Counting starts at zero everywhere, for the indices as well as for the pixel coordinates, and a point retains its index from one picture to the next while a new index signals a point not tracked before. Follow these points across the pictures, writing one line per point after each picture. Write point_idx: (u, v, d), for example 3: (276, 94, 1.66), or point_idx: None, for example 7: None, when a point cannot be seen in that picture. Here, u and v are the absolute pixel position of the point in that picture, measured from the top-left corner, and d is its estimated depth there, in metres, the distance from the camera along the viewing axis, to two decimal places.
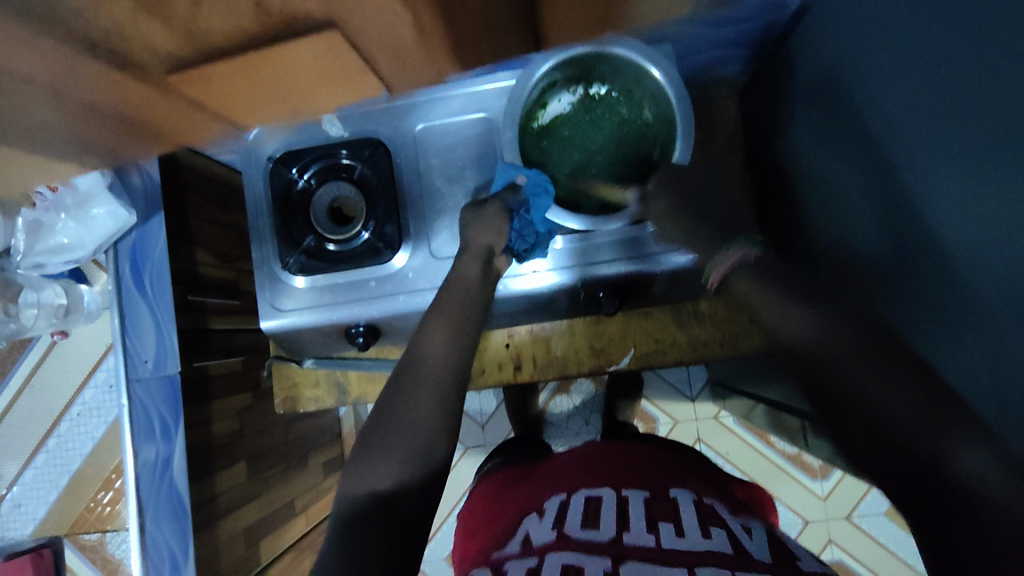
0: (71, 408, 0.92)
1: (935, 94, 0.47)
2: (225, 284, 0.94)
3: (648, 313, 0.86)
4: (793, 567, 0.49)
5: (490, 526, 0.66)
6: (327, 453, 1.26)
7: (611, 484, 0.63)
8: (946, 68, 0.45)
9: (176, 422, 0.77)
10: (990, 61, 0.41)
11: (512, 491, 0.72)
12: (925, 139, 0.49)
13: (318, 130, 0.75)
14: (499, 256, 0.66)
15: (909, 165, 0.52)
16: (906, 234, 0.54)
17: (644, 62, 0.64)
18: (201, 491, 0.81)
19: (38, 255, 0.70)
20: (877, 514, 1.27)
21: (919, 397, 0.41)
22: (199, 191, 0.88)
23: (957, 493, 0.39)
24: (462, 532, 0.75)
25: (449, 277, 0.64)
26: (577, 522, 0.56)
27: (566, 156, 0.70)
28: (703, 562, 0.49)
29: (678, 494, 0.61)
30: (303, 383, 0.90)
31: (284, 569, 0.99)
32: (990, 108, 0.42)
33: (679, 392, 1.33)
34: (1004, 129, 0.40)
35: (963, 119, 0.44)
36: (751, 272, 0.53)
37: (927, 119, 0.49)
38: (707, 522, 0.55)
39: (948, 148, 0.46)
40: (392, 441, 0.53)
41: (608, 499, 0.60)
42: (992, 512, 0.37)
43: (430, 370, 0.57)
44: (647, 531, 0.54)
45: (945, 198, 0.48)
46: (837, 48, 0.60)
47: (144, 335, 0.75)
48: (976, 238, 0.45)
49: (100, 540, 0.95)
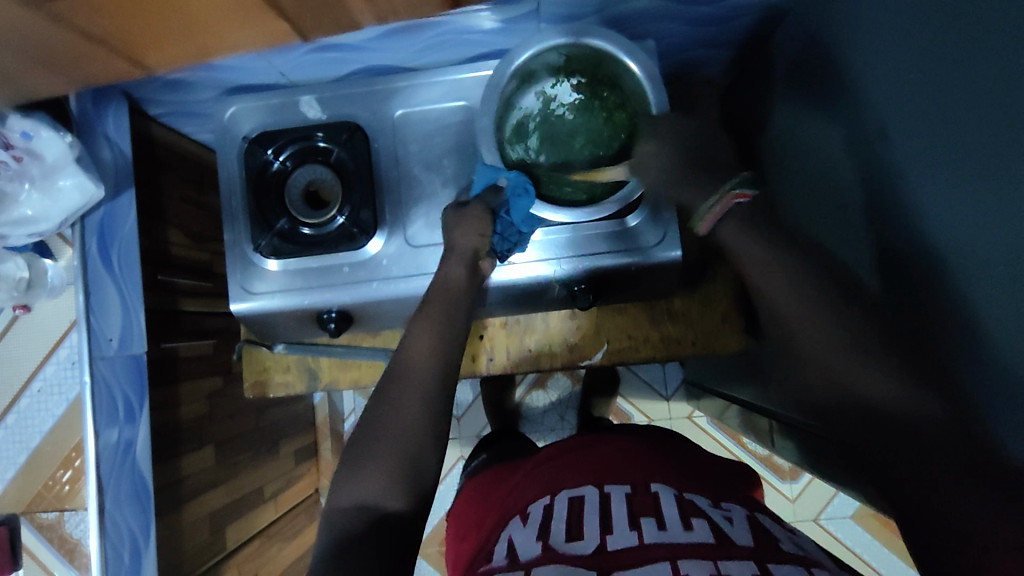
0: (31, 385, 0.90)
1: (908, 100, 0.48)
2: (197, 266, 0.93)
3: (623, 309, 0.86)
4: (771, 548, 0.51)
5: (481, 531, 0.66)
6: (300, 441, 1.25)
7: (595, 481, 0.64)
8: (920, 74, 0.47)
9: (141, 401, 0.74)
10: (960, 67, 0.42)
11: (497, 490, 0.73)
12: (895, 144, 0.50)
13: (295, 113, 0.76)
14: (485, 259, 0.66)
15: (881, 169, 0.53)
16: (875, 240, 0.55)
17: (620, 53, 0.64)
18: (164, 474, 0.80)
19: (2, 227, 0.66)
20: (843, 517, 1.28)
21: (895, 371, 0.45)
22: (174, 170, 0.87)
23: (918, 451, 0.43)
24: (450, 531, 0.76)
25: (436, 280, 0.64)
26: (563, 531, 0.56)
27: (545, 150, 0.71)
28: (683, 555, 0.50)
29: (660, 488, 0.62)
30: (273, 368, 0.88)
31: (250, 555, 0.99)
32: (958, 112, 0.43)
33: (654, 390, 1.34)
34: (967, 135, 0.42)
35: (931, 126, 0.46)
36: (745, 221, 0.54)
37: (898, 124, 0.50)
38: (688, 514, 0.56)
39: (911, 155, 0.48)
40: (379, 445, 0.54)
41: (591, 499, 0.60)
42: (948, 470, 0.41)
43: (416, 374, 0.58)
44: (630, 530, 0.54)
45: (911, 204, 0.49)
46: (818, 54, 0.62)
47: (109, 313, 0.74)
48: (935, 240, 0.46)
49: (57, 519, 0.93)
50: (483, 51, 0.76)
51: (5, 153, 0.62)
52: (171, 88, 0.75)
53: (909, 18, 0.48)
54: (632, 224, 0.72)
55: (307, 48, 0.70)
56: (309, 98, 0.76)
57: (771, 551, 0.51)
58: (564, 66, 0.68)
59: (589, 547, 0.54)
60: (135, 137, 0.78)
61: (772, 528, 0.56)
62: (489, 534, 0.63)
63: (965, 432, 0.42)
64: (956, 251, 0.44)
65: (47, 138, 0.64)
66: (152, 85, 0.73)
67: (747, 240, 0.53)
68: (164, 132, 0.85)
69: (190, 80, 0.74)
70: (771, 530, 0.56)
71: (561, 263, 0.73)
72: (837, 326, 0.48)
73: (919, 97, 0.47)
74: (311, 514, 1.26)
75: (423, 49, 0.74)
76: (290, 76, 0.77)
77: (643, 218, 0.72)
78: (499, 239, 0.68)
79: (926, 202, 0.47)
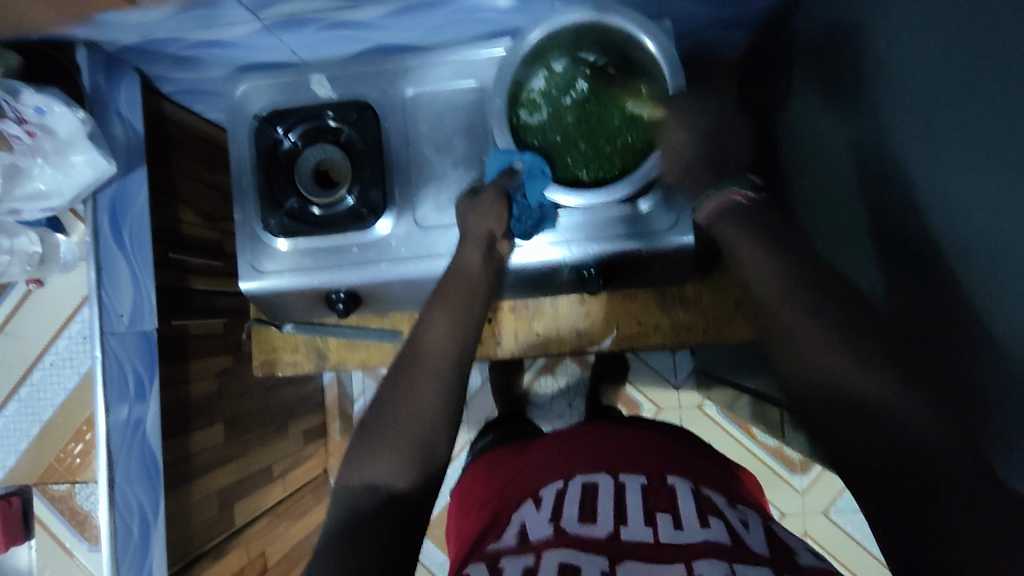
0: (45, 357, 0.78)
1: (947, 95, 0.47)
2: (208, 244, 0.93)
3: (632, 295, 0.86)
4: (792, 561, 0.50)
5: (488, 509, 0.64)
6: (309, 421, 1.26)
7: (607, 468, 0.62)
8: (958, 58, 0.46)
9: (151, 378, 0.76)
10: (999, 54, 0.42)
11: (505, 463, 0.72)
12: (934, 135, 0.49)
13: (308, 92, 0.76)
14: (501, 241, 0.66)
15: (915, 161, 0.51)
16: (905, 226, 0.54)
17: (636, 31, 0.64)
18: (173, 449, 0.81)
19: (15, 201, 0.66)
20: (854, 511, 1.27)
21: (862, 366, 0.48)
22: (187, 148, 0.87)
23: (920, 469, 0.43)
24: (453, 507, 0.75)
25: (452, 263, 0.64)
26: (574, 515, 0.55)
27: (556, 133, 0.69)
28: (703, 556, 0.50)
29: (677, 480, 0.60)
30: (282, 347, 0.89)
31: (259, 531, 0.99)
32: (1004, 99, 0.41)
33: (663, 378, 1.32)
34: (1011, 127, 0.41)
35: (965, 115, 0.46)
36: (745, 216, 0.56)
37: (945, 109, 0.48)
38: (705, 511, 0.55)
39: (952, 144, 0.47)
40: (386, 422, 0.55)
41: (606, 486, 0.59)
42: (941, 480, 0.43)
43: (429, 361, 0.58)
44: (645, 525, 0.54)
45: (947, 194, 0.48)
46: (838, 37, 0.61)
47: (121, 289, 0.74)
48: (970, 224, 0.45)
49: (69, 491, 0.80)
50: (497, 30, 0.75)
51: (18, 128, 0.63)
52: (182, 64, 0.75)
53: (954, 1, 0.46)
54: (643, 209, 0.71)
55: (318, 25, 0.69)
56: (320, 77, 0.76)
57: (786, 562, 0.50)
58: (578, 49, 0.68)
59: (602, 533, 0.53)
60: (148, 114, 0.79)
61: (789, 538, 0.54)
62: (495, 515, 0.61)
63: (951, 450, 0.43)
64: (988, 254, 0.45)
65: (60, 113, 0.65)
66: (162, 60, 0.73)
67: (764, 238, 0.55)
68: (175, 110, 0.85)
69: (201, 57, 0.73)
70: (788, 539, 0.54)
71: (573, 246, 0.72)
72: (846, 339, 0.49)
73: (960, 76, 0.46)
74: (319, 494, 1.26)
75: (435, 28, 0.73)
76: (301, 54, 0.76)
77: (655, 203, 0.71)
78: (516, 223, 0.67)
79: (961, 190, 0.47)
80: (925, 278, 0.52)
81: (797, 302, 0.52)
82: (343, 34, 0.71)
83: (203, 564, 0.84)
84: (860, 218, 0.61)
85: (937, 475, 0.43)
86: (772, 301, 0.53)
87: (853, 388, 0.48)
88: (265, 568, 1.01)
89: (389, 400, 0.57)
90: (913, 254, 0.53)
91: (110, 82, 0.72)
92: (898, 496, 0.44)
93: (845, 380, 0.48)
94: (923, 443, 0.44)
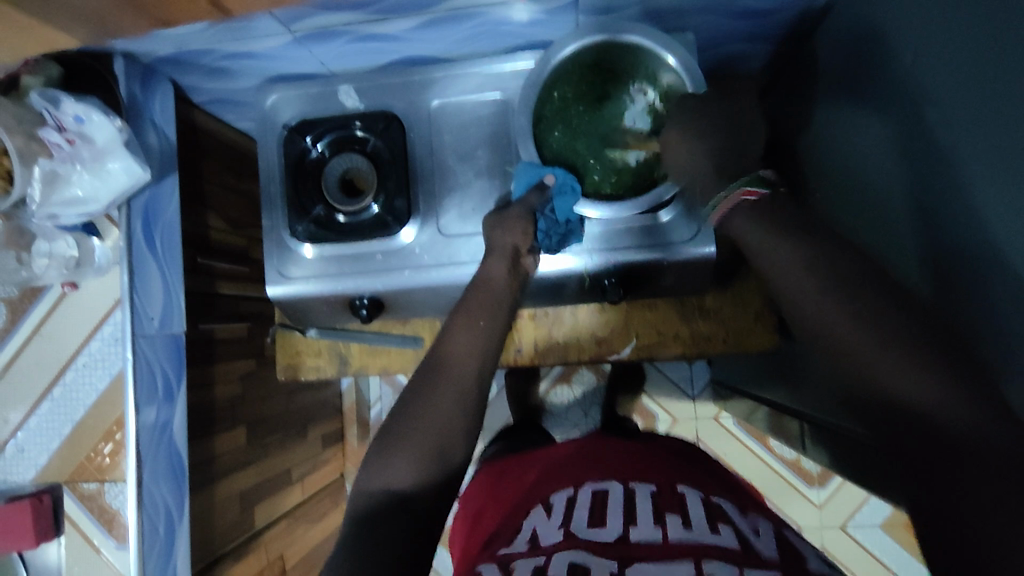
0: (77, 358, 0.80)
1: (957, 107, 0.48)
2: (233, 250, 0.95)
3: (653, 305, 0.86)
4: (800, 566, 0.49)
5: (496, 516, 0.64)
6: (327, 426, 1.27)
7: (617, 476, 0.62)
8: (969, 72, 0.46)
9: (178, 381, 0.78)
10: (1003, 67, 0.43)
11: (517, 468, 0.72)
12: (948, 146, 0.49)
13: (336, 103, 0.78)
14: (524, 257, 0.67)
15: (934, 166, 0.51)
16: (943, 214, 0.51)
17: (658, 47, 0.66)
18: (199, 450, 0.82)
19: (53, 206, 0.68)
20: (872, 526, 1.26)
21: (874, 336, 0.46)
22: (215, 156, 0.89)
23: (952, 443, 0.42)
24: (462, 516, 0.74)
25: (477, 278, 0.65)
26: (584, 520, 0.55)
27: (584, 153, 0.70)
28: (712, 555, 0.49)
29: (688, 490, 0.60)
30: (305, 352, 0.91)
31: (277, 534, 1.00)
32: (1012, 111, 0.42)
33: (681, 390, 1.32)
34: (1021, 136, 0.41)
35: (976, 127, 0.46)
36: (756, 214, 0.54)
37: (952, 124, 0.49)
38: (715, 519, 0.55)
39: (963, 156, 0.47)
40: (408, 427, 0.56)
41: (616, 493, 0.59)
42: (981, 452, 0.41)
43: (452, 368, 0.59)
44: (655, 525, 0.54)
45: (979, 209, 0.46)
46: (862, 48, 0.62)
47: (152, 294, 0.76)
48: (991, 232, 0.45)
49: (98, 489, 0.82)
50: (521, 42, 0.76)
51: (58, 135, 0.66)
52: (215, 74, 0.77)
53: (969, 16, 0.46)
54: (664, 220, 0.72)
55: (348, 38, 0.70)
56: (347, 87, 0.78)
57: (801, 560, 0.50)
58: (601, 65, 0.69)
59: (612, 535, 0.53)
60: (181, 123, 0.81)
61: (797, 542, 0.54)
62: (510, 515, 0.61)
63: (981, 422, 0.41)
64: (1005, 232, 0.44)
65: (98, 121, 0.67)
66: (196, 70, 0.75)
67: (756, 228, 0.54)
68: (207, 119, 0.88)
69: (233, 68, 0.75)
70: (798, 545, 0.54)
71: (592, 256, 0.73)
72: (859, 309, 0.47)
73: (971, 88, 0.46)
74: (336, 498, 1.27)
75: (461, 41, 0.74)
76: (330, 65, 0.78)
77: (675, 215, 0.72)
78: (542, 237, 0.69)
79: (973, 196, 0.47)
80: (970, 279, 0.48)
81: (827, 294, 0.49)
82: (372, 46, 0.73)
83: (224, 564, 0.85)
84: (884, 227, 0.61)
85: (972, 451, 0.41)
86: (791, 278, 0.51)
87: (898, 384, 0.45)
88: (284, 569, 1.02)
89: (414, 404, 0.58)
90: (963, 247, 0.49)
91: (146, 90, 0.74)
92: (939, 477, 0.43)
93: (890, 377, 0.45)
94: (955, 417, 0.42)
